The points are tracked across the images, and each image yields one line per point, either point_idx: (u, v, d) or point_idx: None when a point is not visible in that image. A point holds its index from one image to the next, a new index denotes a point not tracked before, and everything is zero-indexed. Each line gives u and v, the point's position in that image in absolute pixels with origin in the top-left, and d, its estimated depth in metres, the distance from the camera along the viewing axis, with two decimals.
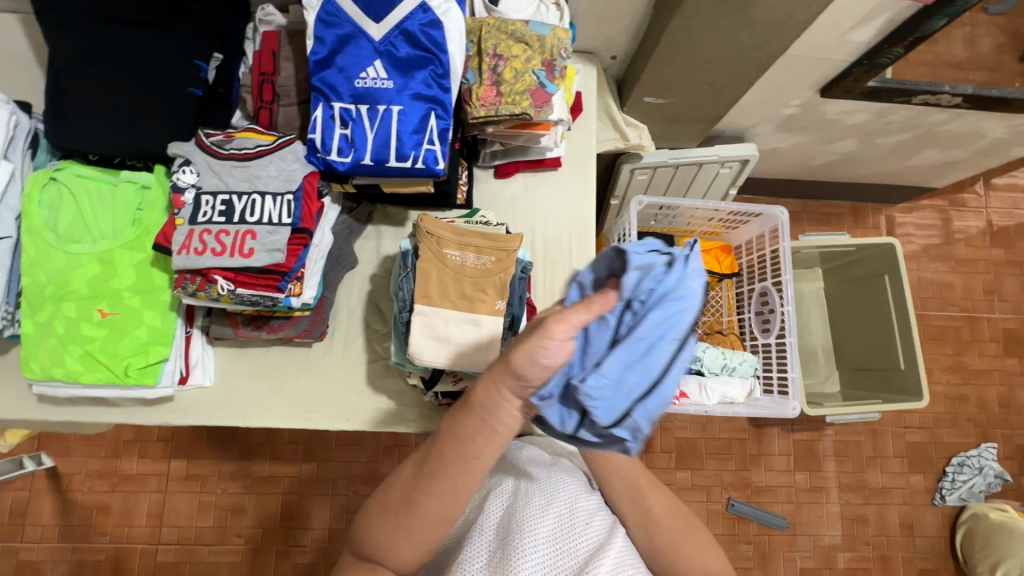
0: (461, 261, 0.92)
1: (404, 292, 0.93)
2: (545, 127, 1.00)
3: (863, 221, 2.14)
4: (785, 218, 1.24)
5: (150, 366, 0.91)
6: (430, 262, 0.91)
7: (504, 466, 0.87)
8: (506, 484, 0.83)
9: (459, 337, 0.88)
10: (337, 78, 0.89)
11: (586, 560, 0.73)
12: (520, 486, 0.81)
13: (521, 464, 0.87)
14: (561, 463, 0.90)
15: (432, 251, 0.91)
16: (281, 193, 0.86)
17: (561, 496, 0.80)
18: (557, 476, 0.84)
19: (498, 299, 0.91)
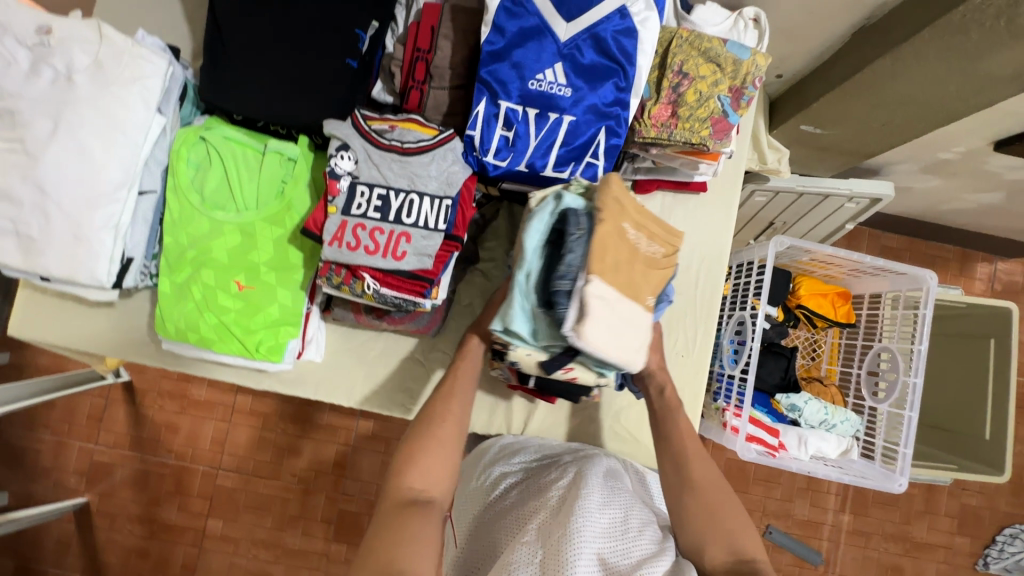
0: (637, 241, 0.78)
1: (573, 256, 0.74)
2: (712, 156, 0.93)
3: (971, 270, 1.98)
4: (934, 284, 1.13)
5: (278, 344, 0.91)
6: (610, 230, 0.76)
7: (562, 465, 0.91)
8: (567, 475, 0.88)
9: (622, 326, 0.74)
10: (512, 76, 0.81)
11: (635, 563, 0.74)
12: (577, 481, 0.85)
13: (581, 463, 0.92)
14: (614, 472, 0.93)
15: (614, 217, 0.76)
16: (439, 196, 0.82)
17: (620, 500, 0.84)
18: (612, 482, 0.87)
19: (652, 294, 0.79)
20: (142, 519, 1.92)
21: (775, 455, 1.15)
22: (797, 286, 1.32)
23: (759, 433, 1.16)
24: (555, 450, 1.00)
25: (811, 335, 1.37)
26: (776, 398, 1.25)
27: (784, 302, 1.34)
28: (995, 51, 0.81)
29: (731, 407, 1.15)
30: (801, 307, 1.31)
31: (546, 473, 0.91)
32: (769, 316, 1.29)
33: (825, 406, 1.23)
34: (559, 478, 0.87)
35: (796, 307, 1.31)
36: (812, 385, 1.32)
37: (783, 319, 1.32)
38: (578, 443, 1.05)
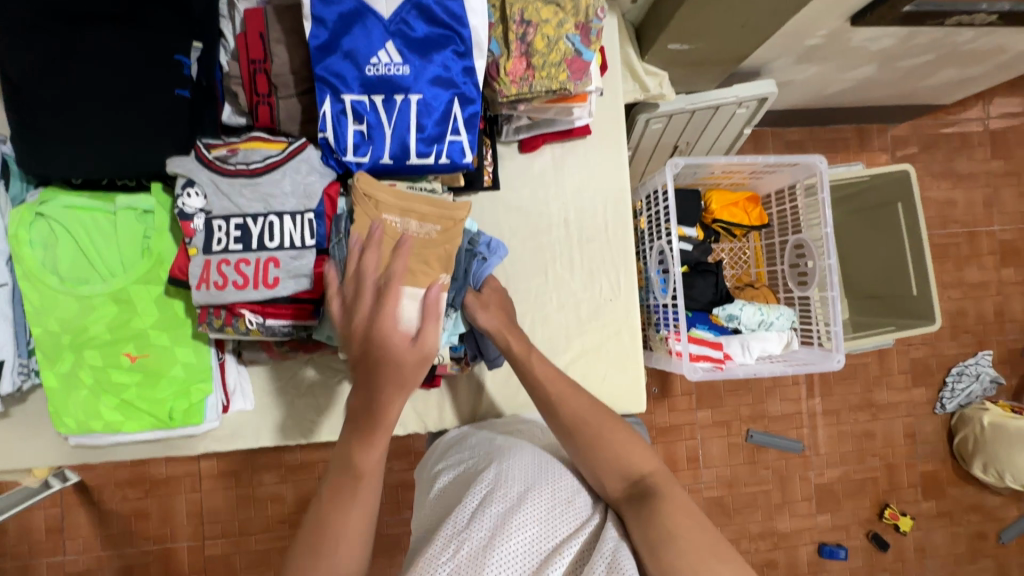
0: (403, 229, 0.79)
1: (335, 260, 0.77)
2: (581, 98, 0.92)
3: (868, 145, 2.09)
4: (824, 167, 1.17)
5: (194, 405, 0.86)
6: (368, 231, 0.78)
7: (494, 451, 0.88)
8: (493, 460, 0.84)
9: None
10: (343, 65, 0.78)
11: (560, 541, 0.72)
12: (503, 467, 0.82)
13: (514, 443, 0.88)
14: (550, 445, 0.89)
15: (370, 215, 0.79)
16: (301, 211, 0.77)
17: (548, 474, 0.80)
18: (543, 458, 0.84)
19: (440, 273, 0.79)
20: None
21: (722, 366, 1.19)
22: (709, 202, 1.36)
23: (704, 350, 1.19)
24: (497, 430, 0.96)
25: (734, 246, 1.42)
26: (714, 313, 1.29)
27: (701, 220, 1.37)
28: None
29: (672, 332, 1.18)
30: (717, 221, 1.35)
31: (477, 460, 0.87)
32: (689, 238, 1.32)
33: (760, 307, 1.28)
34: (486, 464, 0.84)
35: (713, 223, 1.35)
36: (744, 291, 1.36)
37: (704, 238, 1.35)
38: (528, 419, 1.01)
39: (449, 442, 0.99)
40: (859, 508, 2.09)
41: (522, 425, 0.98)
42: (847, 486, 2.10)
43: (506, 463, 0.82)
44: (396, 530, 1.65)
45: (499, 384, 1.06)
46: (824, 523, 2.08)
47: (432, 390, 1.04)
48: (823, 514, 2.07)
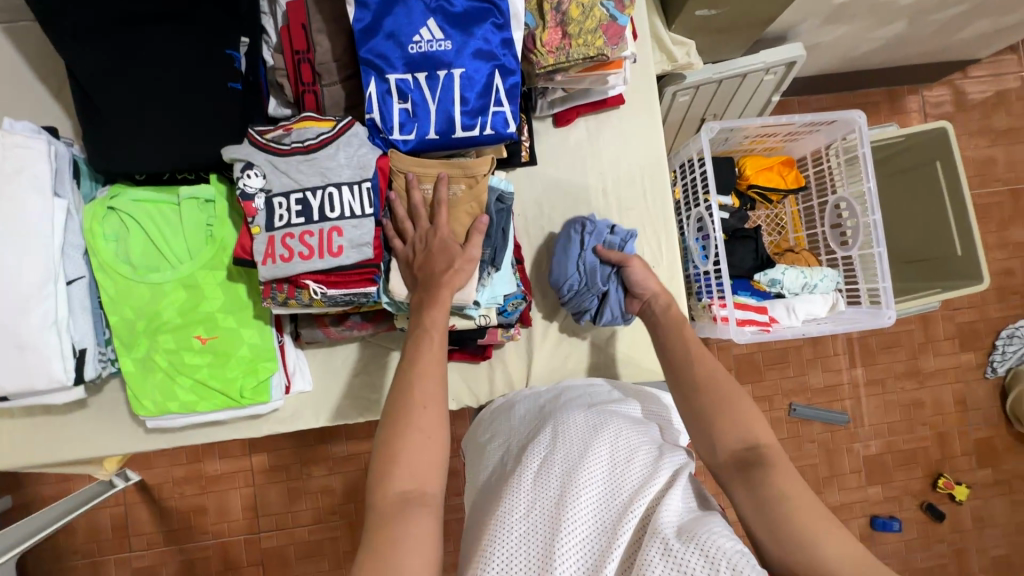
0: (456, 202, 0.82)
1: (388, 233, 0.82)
2: (616, 65, 0.93)
3: (901, 108, 2.04)
4: (863, 122, 1.14)
5: (261, 384, 0.90)
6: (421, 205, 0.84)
7: (549, 419, 0.88)
8: (548, 430, 0.86)
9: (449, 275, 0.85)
10: (387, 45, 0.81)
11: (629, 496, 0.71)
12: (561, 433, 0.83)
13: (566, 410, 0.89)
14: (604, 408, 0.89)
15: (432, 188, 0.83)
16: (357, 181, 0.79)
17: (606, 437, 0.81)
18: (600, 421, 0.84)
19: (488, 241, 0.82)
20: None
21: (769, 330, 1.18)
22: (743, 168, 1.35)
23: (750, 315, 1.19)
24: (546, 397, 0.97)
25: (770, 211, 1.41)
26: (755, 279, 1.28)
27: (736, 187, 1.36)
28: None
29: (715, 299, 1.17)
30: (752, 187, 1.34)
31: (531, 430, 0.89)
32: (726, 206, 1.31)
33: (802, 270, 1.26)
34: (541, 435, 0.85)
35: (748, 189, 1.34)
36: (784, 257, 1.35)
37: (740, 204, 1.34)
38: (582, 379, 1.02)
39: (498, 411, 1.00)
40: (911, 479, 2.05)
41: (570, 388, 0.99)
42: (897, 457, 2.05)
43: (561, 432, 0.83)
44: (446, 515, 1.68)
45: (548, 355, 1.08)
46: (874, 496, 2.03)
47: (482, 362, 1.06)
48: (874, 486, 2.03)
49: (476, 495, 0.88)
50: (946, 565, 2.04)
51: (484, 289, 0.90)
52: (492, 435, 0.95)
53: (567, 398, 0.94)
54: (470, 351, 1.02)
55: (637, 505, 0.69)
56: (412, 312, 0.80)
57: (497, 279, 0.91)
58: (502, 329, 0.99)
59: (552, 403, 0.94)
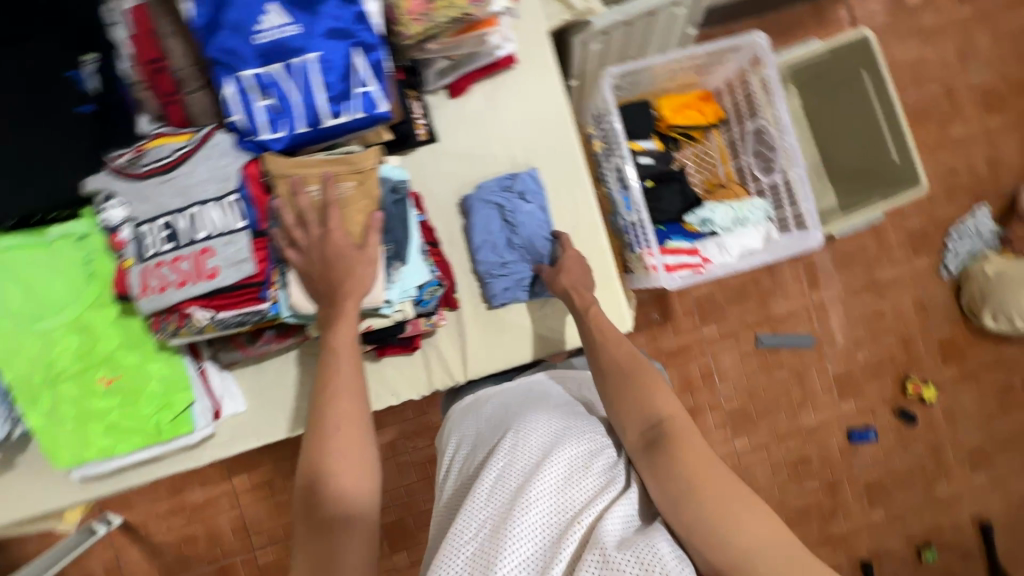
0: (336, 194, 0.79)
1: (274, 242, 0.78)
2: (488, 23, 0.87)
3: (827, 22, 2.00)
4: (765, 43, 1.12)
5: (181, 415, 0.87)
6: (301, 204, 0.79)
7: (511, 422, 0.86)
8: (506, 435, 0.83)
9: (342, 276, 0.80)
10: (233, 39, 0.75)
11: (579, 509, 0.70)
12: (522, 439, 0.80)
13: (527, 413, 0.86)
14: (568, 411, 0.86)
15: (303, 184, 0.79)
16: (222, 195, 0.76)
17: (564, 443, 0.78)
18: (562, 426, 0.82)
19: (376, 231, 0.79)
20: None
21: (701, 271, 1.17)
22: (660, 110, 1.32)
23: (681, 259, 1.17)
24: (510, 397, 0.95)
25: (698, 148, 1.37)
26: (687, 221, 1.26)
27: (657, 130, 1.34)
28: None
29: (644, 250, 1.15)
30: (672, 127, 1.32)
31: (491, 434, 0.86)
32: (648, 152, 1.29)
33: (731, 206, 1.25)
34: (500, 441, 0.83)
35: (669, 130, 1.32)
36: (715, 193, 1.32)
37: (664, 147, 1.33)
38: (546, 378, 0.99)
39: (462, 413, 0.98)
40: (882, 388, 2.09)
41: (534, 386, 0.97)
42: (866, 369, 2.09)
43: (519, 438, 0.81)
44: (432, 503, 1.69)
45: (480, 336, 1.05)
46: (849, 410, 2.08)
47: (415, 353, 1.04)
48: (847, 401, 2.08)
49: (439, 502, 0.87)
50: (925, 463, 2.11)
51: (394, 285, 0.86)
52: (456, 437, 0.94)
53: (531, 397, 0.92)
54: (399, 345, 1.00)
55: (586, 519, 0.68)
56: (330, 326, 0.77)
57: (405, 274, 0.87)
58: (424, 318, 0.96)
59: (517, 404, 0.92)
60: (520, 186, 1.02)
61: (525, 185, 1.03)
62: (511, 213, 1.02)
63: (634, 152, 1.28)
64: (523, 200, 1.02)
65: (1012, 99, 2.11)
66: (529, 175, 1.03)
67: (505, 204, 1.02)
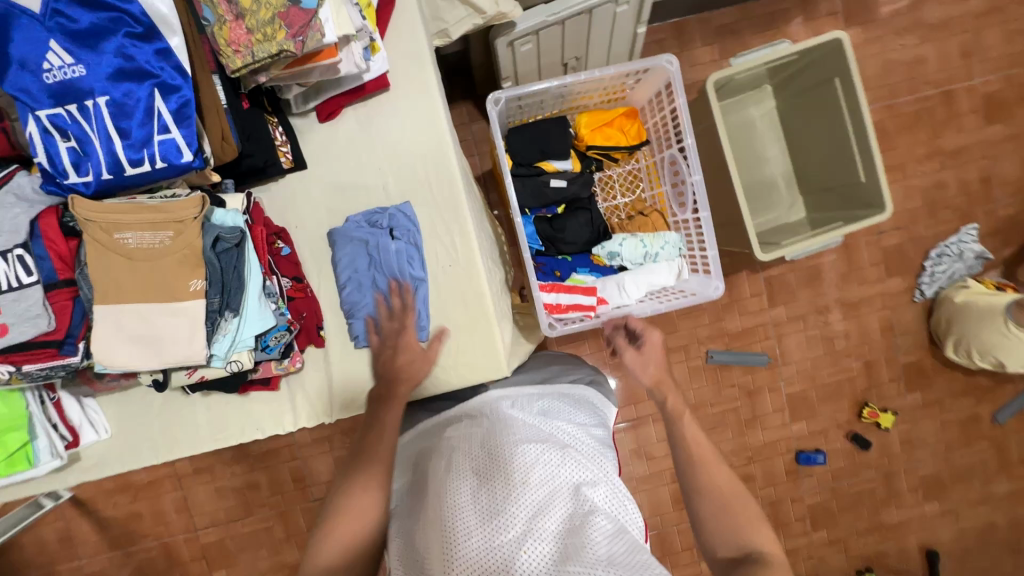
0: (141, 246, 0.74)
1: (82, 293, 0.75)
2: (330, 53, 0.79)
3: (816, 11, 1.71)
4: (676, 67, 1.03)
5: (18, 451, 0.88)
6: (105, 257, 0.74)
7: (447, 446, 0.82)
8: (442, 462, 0.79)
9: (149, 333, 0.75)
10: (23, 77, 0.67)
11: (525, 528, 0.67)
12: (456, 466, 0.77)
13: (460, 436, 0.82)
14: (501, 424, 0.82)
15: (105, 235, 0.73)
16: (7, 249, 0.71)
17: (498, 463, 0.75)
18: (494, 442, 0.78)
19: (195, 277, 0.76)
20: None
21: (592, 314, 1.11)
22: (579, 128, 1.21)
23: (575, 299, 1.11)
24: (448, 421, 0.90)
25: (627, 167, 1.27)
26: (595, 253, 1.19)
27: (576, 149, 1.24)
28: None
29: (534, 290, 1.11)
30: (591, 148, 1.21)
31: (428, 461, 0.82)
32: (562, 174, 1.20)
33: (643, 238, 1.16)
34: (435, 469, 0.79)
35: (587, 150, 1.21)
36: (633, 221, 1.22)
37: (583, 168, 1.22)
38: (483, 395, 0.95)
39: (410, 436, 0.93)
40: (837, 411, 1.89)
41: (472, 404, 0.93)
42: (821, 392, 1.88)
43: (456, 461, 0.78)
44: None
45: (348, 376, 1.00)
46: (799, 432, 1.89)
47: (280, 390, 1.01)
48: (798, 423, 1.89)
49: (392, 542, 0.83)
50: (874, 490, 1.93)
51: (222, 338, 0.81)
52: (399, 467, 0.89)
53: (467, 417, 0.88)
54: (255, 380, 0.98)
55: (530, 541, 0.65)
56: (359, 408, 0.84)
57: (237, 325, 0.81)
58: (273, 361, 0.94)
59: (454, 426, 0.87)
60: (386, 223, 0.97)
61: (391, 219, 0.97)
62: (371, 251, 0.96)
63: (546, 172, 1.19)
64: (388, 236, 0.96)
65: (1018, 108, 1.78)
66: (401, 208, 0.97)
67: (365, 240, 0.96)
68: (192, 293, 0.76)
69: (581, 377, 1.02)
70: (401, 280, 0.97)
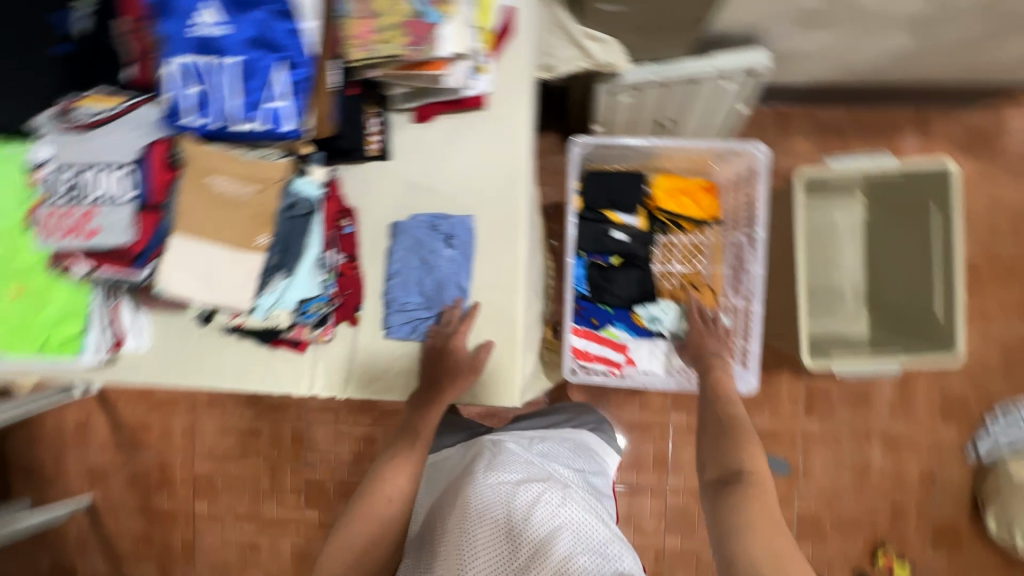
0: (226, 193, 0.81)
1: (164, 221, 0.81)
2: (436, 66, 0.85)
3: (930, 132, 1.64)
4: (764, 154, 1.07)
5: (70, 339, 0.96)
6: (195, 195, 0.80)
7: (455, 487, 0.86)
8: (452, 504, 0.83)
9: (210, 273, 0.81)
10: (177, 25, 0.77)
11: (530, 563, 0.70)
12: (463, 507, 0.80)
13: (464, 478, 0.86)
14: (500, 465, 0.85)
15: (200, 176, 0.80)
16: (121, 164, 0.80)
17: (499, 502, 0.78)
18: (493, 482, 0.81)
19: (261, 234, 0.82)
20: (141, 509, 2.01)
21: (617, 372, 1.16)
22: (654, 188, 1.21)
23: (604, 352, 1.18)
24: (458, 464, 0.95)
25: (691, 239, 1.22)
26: (636, 311, 1.19)
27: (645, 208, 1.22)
28: None
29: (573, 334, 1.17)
30: (661, 210, 1.20)
31: (439, 504, 0.86)
32: (626, 228, 1.20)
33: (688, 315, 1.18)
34: (445, 512, 0.83)
35: (657, 211, 1.20)
36: (685, 293, 1.19)
37: (648, 228, 1.21)
38: (486, 439, 0.98)
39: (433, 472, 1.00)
40: (847, 546, 1.67)
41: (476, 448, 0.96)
42: (838, 521, 1.67)
43: (462, 501, 0.81)
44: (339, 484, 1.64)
45: (370, 359, 1.04)
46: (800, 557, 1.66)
47: (305, 355, 1.06)
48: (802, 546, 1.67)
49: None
50: None
51: (269, 293, 0.87)
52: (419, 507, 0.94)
53: (471, 458, 0.92)
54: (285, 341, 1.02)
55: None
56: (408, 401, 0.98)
57: (287, 285, 0.88)
58: (307, 327, 1.00)
59: (461, 470, 0.91)
60: (446, 230, 1.01)
61: (451, 228, 1.01)
62: (423, 252, 1.01)
63: (610, 222, 1.20)
64: (445, 245, 1.01)
65: None
66: (464, 220, 1.01)
67: (423, 240, 1.01)
68: (256, 246, 0.82)
69: (586, 423, 1.09)
70: (444, 288, 1.01)
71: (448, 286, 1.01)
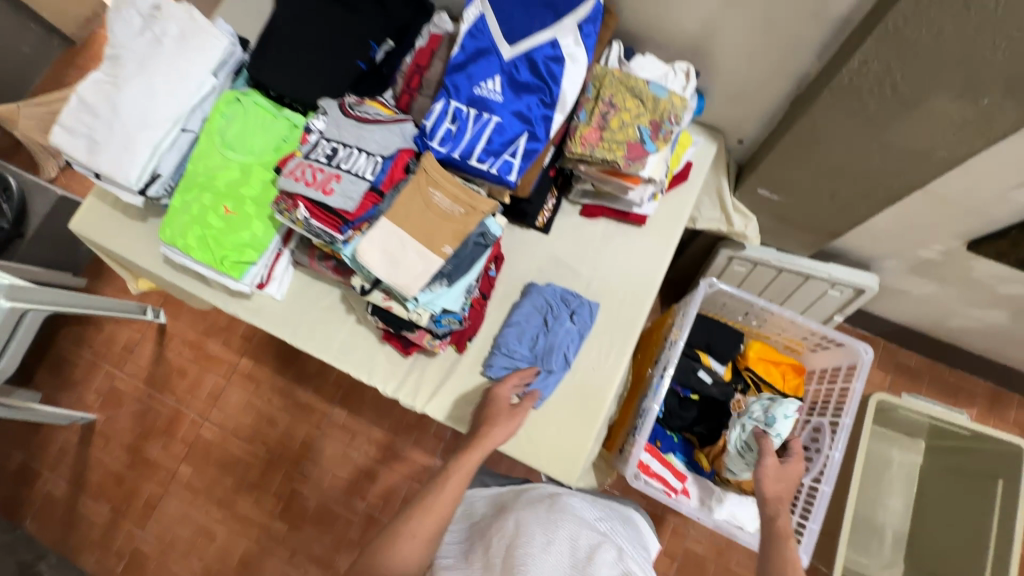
0: (439, 204, 0.98)
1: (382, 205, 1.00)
2: (633, 180, 1.07)
3: (1002, 413, 1.69)
4: (868, 358, 1.15)
5: (240, 263, 1.10)
6: (415, 196, 0.98)
7: (515, 508, 0.89)
8: (511, 519, 0.86)
9: (398, 256, 0.97)
10: (462, 80, 1.01)
11: None
12: (526, 525, 0.83)
13: (526, 503, 0.89)
14: (563, 505, 0.89)
15: (425, 185, 0.98)
16: (374, 154, 1.01)
17: (563, 533, 0.82)
18: (560, 515, 0.85)
19: (449, 245, 0.97)
20: (132, 447, 1.83)
21: (672, 494, 1.15)
22: (748, 348, 1.32)
23: (664, 473, 1.19)
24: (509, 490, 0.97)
25: None
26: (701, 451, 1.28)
27: (734, 363, 1.33)
28: (898, 119, 0.90)
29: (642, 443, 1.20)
30: (748, 369, 1.30)
31: (492, 518, 0.89)
32: (712, 371, 1.29)
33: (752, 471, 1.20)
34: (502, 524, 0.86)
35: (744, 369, 1.30)
36: None
37: (731, 380, 1.30)
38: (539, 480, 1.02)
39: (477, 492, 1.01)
40: None
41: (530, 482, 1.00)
42: None
43: (526, 520, 0.84)
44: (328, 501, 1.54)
45: (461, 386, 1.13)
46: None
47: (405, 359, 1.16)
48: None
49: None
50: None
51: (428, 293, 1.01)
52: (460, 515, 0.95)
53: (529, 490, 0.95)
54: (401, 339, 1.14)
55: None
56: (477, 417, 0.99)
57: (442, 292, 1.01)
58: (430, 335, 1.09)
59: (516, 496, 0.94)
60: (576, 307, 1.13)
61: (580, 306, 1.13)
62: (548, 316, 1.13)
63: (701, 362, 1.30)
64: (569, 317, 1.13)
65: None
66: (591, 305, 1.14)
67: (552, 306, 1.13)
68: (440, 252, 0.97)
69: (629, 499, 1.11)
70: (554, 352, 1.11)
71: (556, 351, 1.11)
